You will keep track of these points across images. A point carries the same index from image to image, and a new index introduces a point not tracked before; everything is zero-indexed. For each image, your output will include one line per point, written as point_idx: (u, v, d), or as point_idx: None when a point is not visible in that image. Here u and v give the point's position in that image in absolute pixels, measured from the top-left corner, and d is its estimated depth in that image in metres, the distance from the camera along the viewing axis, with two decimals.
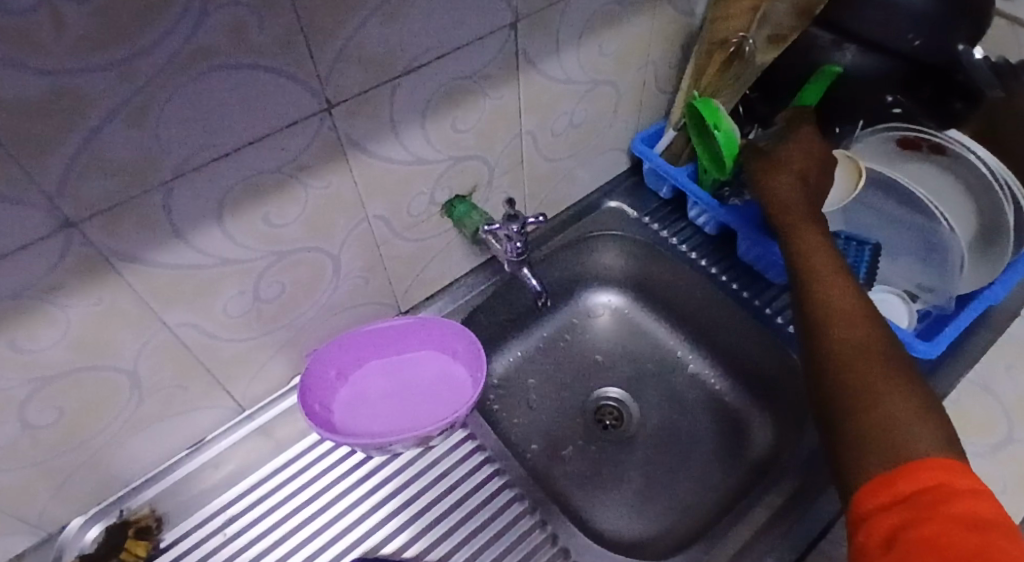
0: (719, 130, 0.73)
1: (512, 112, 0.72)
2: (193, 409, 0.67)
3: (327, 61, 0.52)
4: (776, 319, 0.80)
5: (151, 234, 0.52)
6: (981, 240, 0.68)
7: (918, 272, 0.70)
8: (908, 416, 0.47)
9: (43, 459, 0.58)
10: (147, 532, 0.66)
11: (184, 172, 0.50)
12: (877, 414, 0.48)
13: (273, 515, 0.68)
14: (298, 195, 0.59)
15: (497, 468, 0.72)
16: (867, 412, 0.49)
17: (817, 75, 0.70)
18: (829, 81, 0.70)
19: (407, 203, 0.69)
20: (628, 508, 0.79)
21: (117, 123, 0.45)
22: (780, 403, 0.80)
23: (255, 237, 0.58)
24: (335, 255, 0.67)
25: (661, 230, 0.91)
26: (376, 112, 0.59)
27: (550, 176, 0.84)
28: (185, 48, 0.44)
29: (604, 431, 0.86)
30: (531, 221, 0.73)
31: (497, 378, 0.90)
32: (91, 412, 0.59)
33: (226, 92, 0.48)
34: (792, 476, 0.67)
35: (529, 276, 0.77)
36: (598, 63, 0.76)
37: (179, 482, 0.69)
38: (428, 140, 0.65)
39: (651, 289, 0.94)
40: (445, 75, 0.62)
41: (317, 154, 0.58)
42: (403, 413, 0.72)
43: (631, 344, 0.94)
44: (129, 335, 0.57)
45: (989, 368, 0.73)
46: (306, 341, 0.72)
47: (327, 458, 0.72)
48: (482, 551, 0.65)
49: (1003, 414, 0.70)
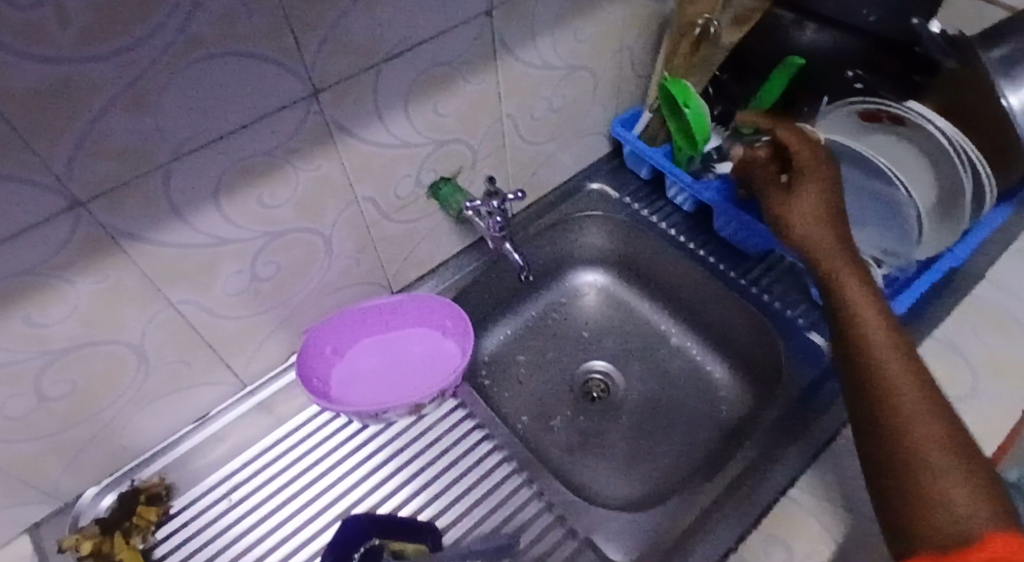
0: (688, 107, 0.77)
1: (491, 97, 0.75)
2: (197, 385, 0.71)
3: (312, 49, 0.56)
4: (751, 290, 0.84)
5: (153, 214, 0.56)
6: (938, 207, 0.73)
7: (882, 239, 0.74)
8: (961, 491, 0.48)
9: (58, 430, 0.62)
10: (158, 499, 0.70)
11: (181, 155, 0.54)
12: (930, 483, 0.49)
13: (275, 482, 0.72)
14: (288, 177, 0.63)
15: (485, 433, 0.75)
16: (902, 437, 0.52)
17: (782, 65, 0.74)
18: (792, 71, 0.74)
19: (394, 185, 0.73)
20: (614, 472, 0.83)
21: (119, 109, 0.49)
22: (757, 369, 0.84)
23: (250, 217, 0.62)
24: (327, 236, 0.71)
25: (642, 210, 0.94)
26: (360, 97, 0.63)
27: (532, 159, 0.88)
28: (178, 38, 0.48)
29: (592, 402, 0.90)
30: (509, 197, 0.77)
31: (488, 356, 0.94)
32: (102, 384, 0.63)
33: (218, 79, 0.52)
34: (765, 431, 0.71)
35: (512, 251, 0.81)
36: (574, 49, 0.80)
37: (185, 454, 0.73)
38: (411, 124, 0.69)
39: (635, 266, 0.97)
40: (425, 62, 0.66)
41: (306, 137, 0.61)
42: (396, 385, 0.76)
43: (617, 321, 0.98)
44: (135, 312, 0.61)
45: (955, 328, 0.76)
46: (302, 320, 0.76)
47: (324, 429, 0.76)
48: (472, 508, 0.69)
49: (968, 370, 0.73)
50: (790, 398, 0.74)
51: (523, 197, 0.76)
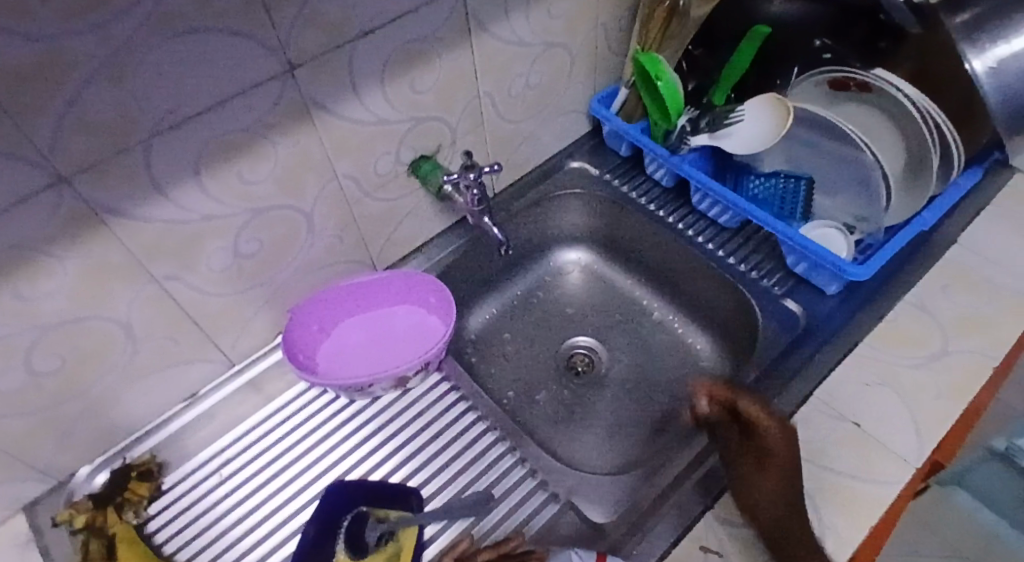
0: (661, 81, 0.78)
1: (467, 74, 0.77)
2: (185, 362, 0.73)
3: (286, 24, 0.58)
4: (729, 260, 0.85)
5: (136, 189, 0.57)
6: (908, 171, 0.74)
7: (852, 206, 0.76)
8: None
9: (49, 407, 0.64)
10: (149, 476, 0.72)
11: (161, 131, 0.56)
12: None
13: (264, 456, 0.73)
14: (268, 154, 0.64)
15: (469, 404, 0.77)
16: None
17: (749, 36, 0.75)
18: (759, 41, 0.75)
19: (374, 162, 0.75)
20: (598, 442, 0.84)
21: (98, 84, 0.50)
22: (737, 339, 0.86)
23: (231, 194, 0.64)
24: (309, 213, 0.72)
25: (622, 186, 0.96)
26: (335, 72, 0.64)
27: (511, 137, 0.90)
28: (154, 14, 0.49)
29: (576, 376, 0.91)
30: (486, 170, 0.78)
31: (474, 334, 0.95)
32: (91, 361, 0.64)
33: (195, 54, 0.53)
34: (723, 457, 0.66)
35: (490, 225, 0.82)
36: (549, 26, 0.81)
37: (176, 432, 0.75)
38: (388, 101, 0.71)
39: (617, 243, 0.99)
40: (400, 38, 0.67)
41: (283, 113, 0.63)
42: (381, 360, 0.78)
43: (600, 298, 0.99)
44: (121, 288, 0.62)
45: (926, 291, 0.78)
46: (287, 298, 0.77)
47: (312, 405, 0.78)
48: (456, 476, 0.70)
49: (939, 330, 0.74)
50: (765, 363, 0.75)
51: (498, 170, 0.77)
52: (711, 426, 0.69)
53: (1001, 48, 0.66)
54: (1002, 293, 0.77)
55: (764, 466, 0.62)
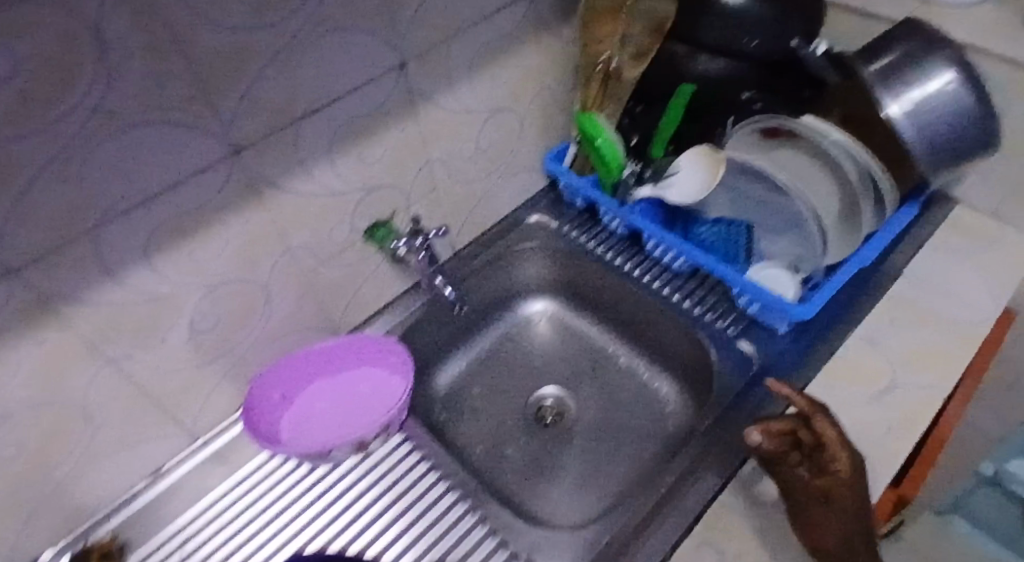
0: (599, 141, 0.82)
1: (415, 143, 0.80)
2: (148, 439, 0.73)
3: (229, 111, 0.61)
4: (683, 305, 0.87)
5: (87, 274, 0.59)
6: (846, 214, 0.78)
7: (793, 247, 0.79)
8: None
9: (8, 494, 0.63)
10: (110, 557, 0.71)
11: (110, 218, 0.58)
12: None
13: (227, 529, 0.74)
14: (219, 232, 0.67)
15: (431, 464, 0.78)
16: None
17: (675, 95, 0.78)
18: (686, 99, 0.78)
19: (328, 232, 0.77)
20: (566, 495, 0.84)
21: (45, 180, 0.52)
22: (698, 382, 0.87)
23: (184, 272, 0.66)
24: (265, 285, 0.74)
25: (579, 237, 0.98)
26: (281, 151, 0.67)
27: (468, 198, 0.92)
28: (97, 111, 0.52)
29: (545, 429, 0.92)
30: (432, 236, 0.81)
31: (443, 392, 0.96)
32: (50, 445, 0.64)
33: (139, 146, 0.56)
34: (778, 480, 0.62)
35: (443, 285, 0.87)
36: (493, 92, 0.85)
37: (140, 509, 0.74)
38: (337, 173, 0.74)
39: (580, 292, 1.00)
40: (344, 115, 0.71)
41: (232, 193, 0.66)
42: (343, 423, 0.79)
43: (567, 347, 1.00)
44: (78, 370, 0.63)
45: (876, 326, 0.79)
46: (249, 368, 0.78)
47: (276, 473, 0.79)
48: (416, 540, 0.71)
49: (890, 365, 0.75)
50: (720, 406, 0.77)
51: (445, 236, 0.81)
52: (769, 457, 0.62)
53: (915, 91, 0.70)
54: (946, 324, 0.79)
55: (830, 499, 0.59)
